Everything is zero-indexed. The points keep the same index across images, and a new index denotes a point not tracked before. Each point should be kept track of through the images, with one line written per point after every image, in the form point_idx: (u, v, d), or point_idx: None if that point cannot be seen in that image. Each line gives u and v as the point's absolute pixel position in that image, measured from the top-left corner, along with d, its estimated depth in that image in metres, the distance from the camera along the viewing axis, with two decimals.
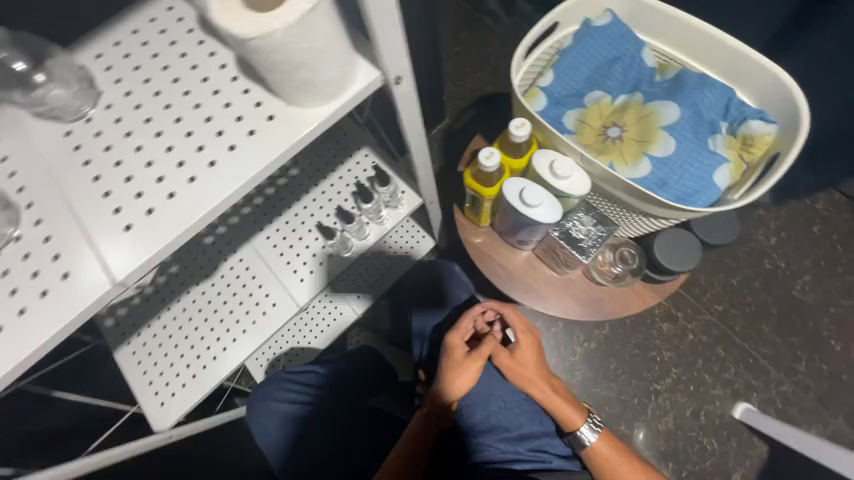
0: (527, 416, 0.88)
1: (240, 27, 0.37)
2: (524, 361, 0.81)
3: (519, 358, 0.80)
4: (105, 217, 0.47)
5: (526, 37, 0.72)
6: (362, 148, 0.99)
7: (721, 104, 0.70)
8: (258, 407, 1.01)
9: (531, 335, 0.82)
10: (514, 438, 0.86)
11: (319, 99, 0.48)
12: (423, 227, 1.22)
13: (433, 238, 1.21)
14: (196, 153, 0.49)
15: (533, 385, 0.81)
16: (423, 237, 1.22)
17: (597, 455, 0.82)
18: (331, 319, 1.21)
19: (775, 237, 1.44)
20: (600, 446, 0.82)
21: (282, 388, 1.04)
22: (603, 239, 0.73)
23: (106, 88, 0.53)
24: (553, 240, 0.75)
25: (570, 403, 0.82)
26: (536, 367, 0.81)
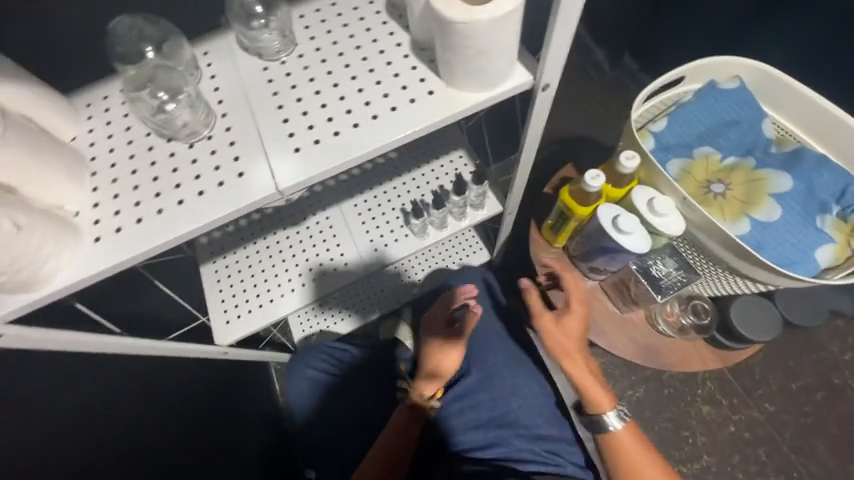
0: (548, 418, 0.88)
1: (452, 13, 0.46)
2: (567, 334, 0.79)
3: (565, 326, 0.79)
4: (281, 138, 0.58)
5: (653, 82, 0.77)
6: (458, 150, 1.07)
7: (837, 187, 0.70)
8: (294, 369, 1.03)
9: (578, 309, 0.80)
10: (531, 436, 0.86)
11: (479, 86, 0.56)
12: (480, 240, 1.29)
13: (488, 253, 1.27)
14: (362, 107, 0.59)
15: (571, 357, 0.79)
16: (479, 249, 1.28)
17: (617, 446, 0.76)
18: (380, 297, 1.28)
19: (851, 353, 1.34)
20: (623, 437, 0.76)
21: (320, 358, 1.03)
22: (682, 285, 0.74)
23: (302, 42, 0.64)
24: (630, 273, 0.77)
25: (601, 386, 0.79)
26: (578, 342, 0.79)
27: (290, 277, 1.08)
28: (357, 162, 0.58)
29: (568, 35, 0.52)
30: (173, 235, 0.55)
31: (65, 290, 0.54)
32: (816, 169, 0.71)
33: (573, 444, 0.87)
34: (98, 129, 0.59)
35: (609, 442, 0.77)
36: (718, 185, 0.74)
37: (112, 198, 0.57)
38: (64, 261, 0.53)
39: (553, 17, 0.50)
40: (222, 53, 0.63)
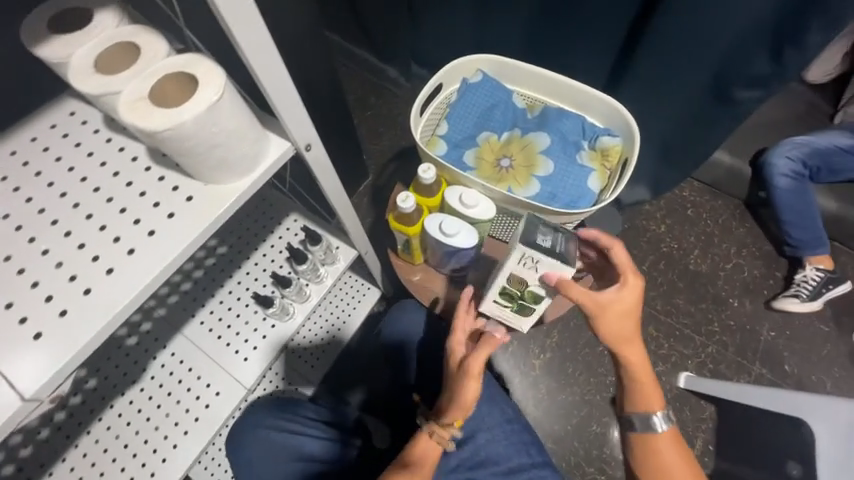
0: (517, 447, 0.88)
1: (149, 123, 0.42)
2: (619, 319, 0.70)
3: (624, 311, 0.70)
4: (9, 330, 0.44)
5: (417, 97, 0.85)
6: (290, 215, 1.01)
7: (578, 128, 0.88)
8: (247, 447, 0.89)
9: (638, 295, 0.71)
10: (503, 470, 0.86)
11: (236, 173, 0.52)
12: (366, 279, 1.23)
13: (378, 288, 1.22)
14: (112, 245, 0.49)
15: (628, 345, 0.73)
16: (368, 288, 1.22)
17: (654, 440, 0.77)
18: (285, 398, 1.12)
19: (663, 224, 1.72)
20: (664, 438, 0.77)
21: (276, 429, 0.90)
22: (570, 242, 0.69)
23: (3, 198, 0.51)
24: (519, 250, 0.66)
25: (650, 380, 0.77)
26: (636, 328, 0.72)
27: (156, 446, 0.86)
28: (131, 310, 0.47)
29: (298, 97, 0.53)
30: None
31: None
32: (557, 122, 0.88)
33: (543, 465, 0.88)
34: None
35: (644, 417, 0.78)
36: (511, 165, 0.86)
37: None
38: None
39: (270, 88, 0.50)
40: None
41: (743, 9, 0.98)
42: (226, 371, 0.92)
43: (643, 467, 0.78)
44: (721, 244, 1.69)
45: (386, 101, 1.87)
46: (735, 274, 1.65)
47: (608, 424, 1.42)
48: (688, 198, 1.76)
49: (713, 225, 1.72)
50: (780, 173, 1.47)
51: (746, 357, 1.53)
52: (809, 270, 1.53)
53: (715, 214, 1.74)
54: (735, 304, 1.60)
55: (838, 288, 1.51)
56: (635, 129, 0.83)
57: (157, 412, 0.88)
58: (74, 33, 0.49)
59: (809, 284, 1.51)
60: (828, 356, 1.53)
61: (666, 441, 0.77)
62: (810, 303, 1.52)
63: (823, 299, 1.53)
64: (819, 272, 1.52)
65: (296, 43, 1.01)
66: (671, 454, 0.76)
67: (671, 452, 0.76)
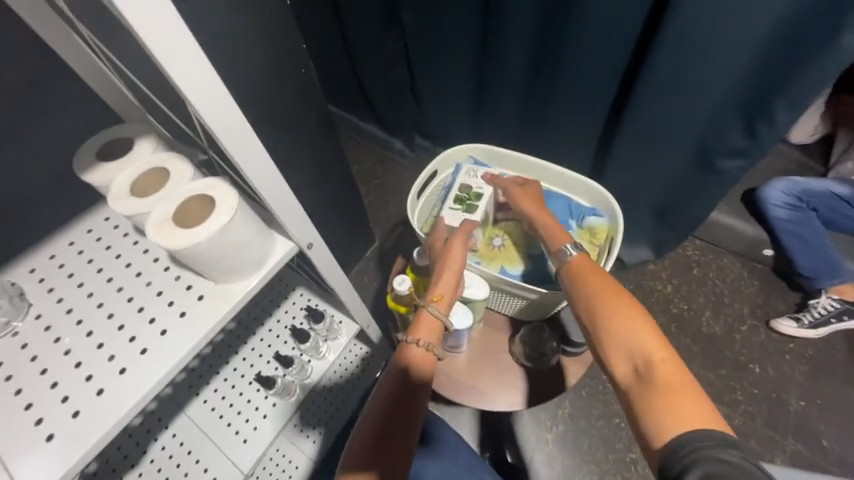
0: None
1: (170, 243, 0.49)
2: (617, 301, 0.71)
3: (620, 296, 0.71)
4: (25, 432, 0.48)
5: (413, 185, 0.94)
6: (296, 290, 1.06)
7: (565, 208, 0.95)
8: None
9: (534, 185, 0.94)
10: None
11: (243, 274, 0.58)
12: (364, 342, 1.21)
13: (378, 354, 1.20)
14: (127, 344, 0.54)
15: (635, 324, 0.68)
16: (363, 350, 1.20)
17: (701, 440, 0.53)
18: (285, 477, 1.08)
19: (670, 284, 1.70)
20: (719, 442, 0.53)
21: None
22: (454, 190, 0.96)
23: (38, 298, 0.58)
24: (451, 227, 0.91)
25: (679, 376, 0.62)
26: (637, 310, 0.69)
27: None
28: (138, 410, 0.51)
29: (300, 206, 0.61)
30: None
31: None
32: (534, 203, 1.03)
33: None
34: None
35: (571, 272, 0.76)
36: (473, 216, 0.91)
37: None
38: None
39: (275, 202, 0.57)
40: None
41: (711, 94, 1.08)
42: (224, 455, 0.91)
43: (598, 344, 0.69)
44: (733, 305, 1.65)
45: (393, 169, 2.01)
46: (752, 336, 1.58)
47: None
48: (691, 256, 1.76)
49: (722, 285, 1.69)
50: (775, 204, 1.53)
51: (777, 431, 1.42)
52: (824, 298, 1.51)
53: (723, 273, 1.72)
54: (757, 370, 1.52)
55: (848, 321, 1.50)
56: (618, 210, 0.88)
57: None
58: (117, 160, 0.59)
59: (820, 311, 1.49)
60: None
61: (597, 287, 0.72)
62: (813, 329, 1.50)
63: (829, 330, 1.50)
64: (836, 302, 1.49)
65: (307, 134, 1.13)
66: (618, 308, 0.68)
67: (617, 304, 0.68)
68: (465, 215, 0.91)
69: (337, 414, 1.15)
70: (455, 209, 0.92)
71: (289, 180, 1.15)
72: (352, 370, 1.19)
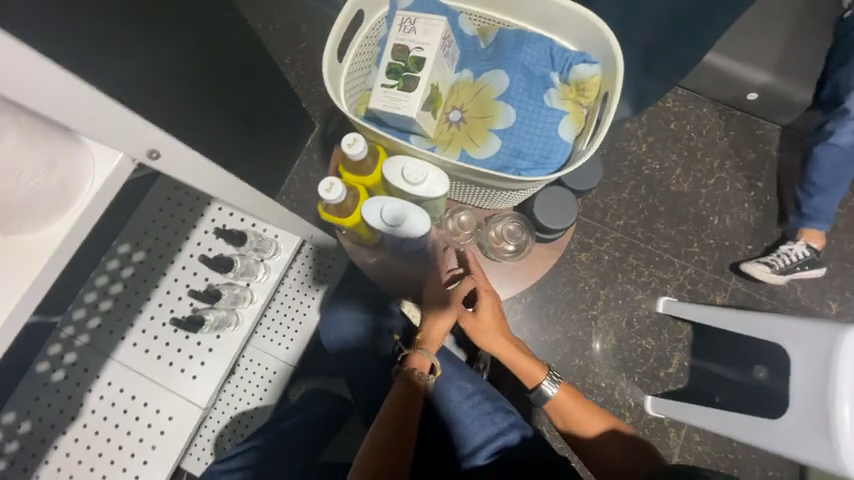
0: (481, 422, 0.78)
1: None
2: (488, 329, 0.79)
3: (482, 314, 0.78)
4: None
5: (328, 36, 0.63)
6: (212, 203, 0.87)
7: (545, 55, 0.68)
8: None
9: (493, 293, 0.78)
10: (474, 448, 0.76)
11: (41, 216, 0.37)
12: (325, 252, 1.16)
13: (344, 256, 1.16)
14: None
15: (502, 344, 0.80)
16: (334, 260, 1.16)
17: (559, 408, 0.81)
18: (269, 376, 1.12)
19: (646, 144, 1.56)
20: (564, 398, 0.81)
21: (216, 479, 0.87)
22: (387, 51, 0.63)
23: None
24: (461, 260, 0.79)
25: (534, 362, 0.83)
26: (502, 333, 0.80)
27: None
28: None
29: (109, 103, 0.37)
30: None
31: None
32: (506, 44, 0.68)
33: (509, 430, 0.78)
34: None
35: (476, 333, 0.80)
36: (414, 91, 0.61)
37: None
38: None
39: (50, 91, 0.34)
40: None
41: None
42: (173, 394, 0.80)
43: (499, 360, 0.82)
44: (704, 160, 1.54)
45: (316, 37, 1.43)
46: (718, 190, 1.53)
47: (587, 355, 1.46)
48: (671, 110, 1.57)
49: (697, 139, 1.55)
50: (752, 39, 1.34)
51: (725, 275, 1.49)
52: (798, 244, 1.36)
53: (703, 128, 1.55)
54: (717, 222, 1.51)
55: (810, 271, 1.39)
56: (617, 51, 0.62)
57: (99, 461, 0.78)
58: None
59: (791, 255, 1.36)
60: (825, 277, 1.45)
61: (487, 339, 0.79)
62: (777, 274, 1.38)
63: (790, 277, 1.40)
64: (808, 251, 1.35)
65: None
66: (523, 361, 0.82)
67: (517, 357, 0.82)
68: (404, 93, 0.61)
69: (302, 337, 1.13)
70: (390, 86, 0.62)
71: (189, 80, 0.78)
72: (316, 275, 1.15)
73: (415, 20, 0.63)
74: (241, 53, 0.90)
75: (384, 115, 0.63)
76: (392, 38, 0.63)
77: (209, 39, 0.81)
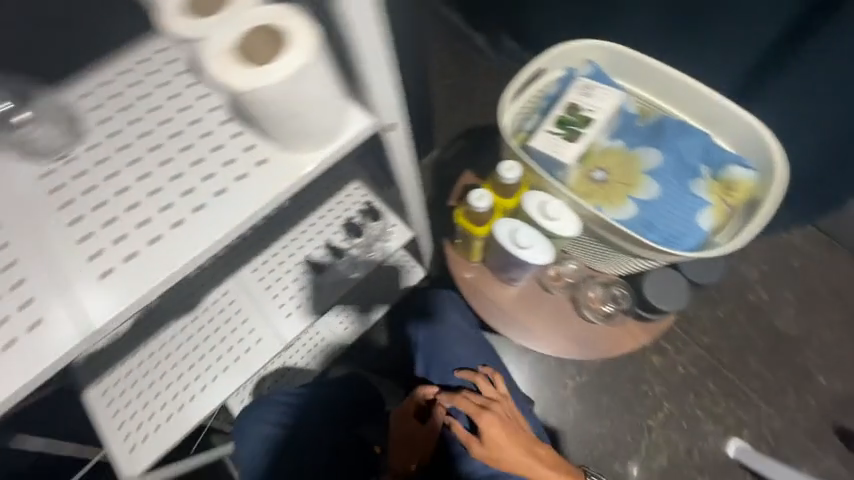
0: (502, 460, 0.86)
1: (231, 83, 0.38)
2: (505, 455, 0.81)
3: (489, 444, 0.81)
4: (79, 264, 0.45)
5: (512, 80, 0.75)
6: (352, 182, 0.98)
7: (701, 149, 0.73)
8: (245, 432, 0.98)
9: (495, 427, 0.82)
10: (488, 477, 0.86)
11: (310, 146, 0.48)
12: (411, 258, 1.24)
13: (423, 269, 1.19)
14: (181, 196, 0.48)
15: (525, 469, 0.80)
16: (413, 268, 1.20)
17: None
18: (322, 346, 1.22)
19: (759, 271, 1.45)
20: None
21: (273, 410, 1.01)
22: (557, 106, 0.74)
23: (90, 130, 0.51)
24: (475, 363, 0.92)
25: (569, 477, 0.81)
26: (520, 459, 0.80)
27: (189, 380, 0.90)
28: (196, 267, 0.48)
29: (389, 75, 0.48)
30: None
31: None
32: (665, 130, 0.75)
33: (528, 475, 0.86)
34: None
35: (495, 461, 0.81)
36: (577, 143, 0.70)
37: None
38: None
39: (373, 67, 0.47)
40: None
41: None
42: (267, 322, 0.93)
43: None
44: (823, 310, 1.40)
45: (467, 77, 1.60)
46: (831, 347, 1.37)
47: (629, 465, 1.33)
48: (797, 246, 1.46)
49: (819, 285, 1.42)
50: None
51: (818, 445, 1.29)
52: None
53: (830, 276, 1.42)
54: (822, 382, 1.34)
55: None
56: (780, 164, 0.66)
57: (193, 352, 0.90)
58: None
59: None
60: None
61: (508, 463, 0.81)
62: None
63: None
64: None
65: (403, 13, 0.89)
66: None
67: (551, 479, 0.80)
68: (566, 143, 0.70)
69: (360, 319, 1.22)
70: (554, 134, 0.71)
71: None
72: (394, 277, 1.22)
73: (590, 90, 0.73)
74: (420, 72, 1.06)
75: (541, 155, 0.72)
76: (566, 97, 0.74)
77: (405, 56, 0.97)
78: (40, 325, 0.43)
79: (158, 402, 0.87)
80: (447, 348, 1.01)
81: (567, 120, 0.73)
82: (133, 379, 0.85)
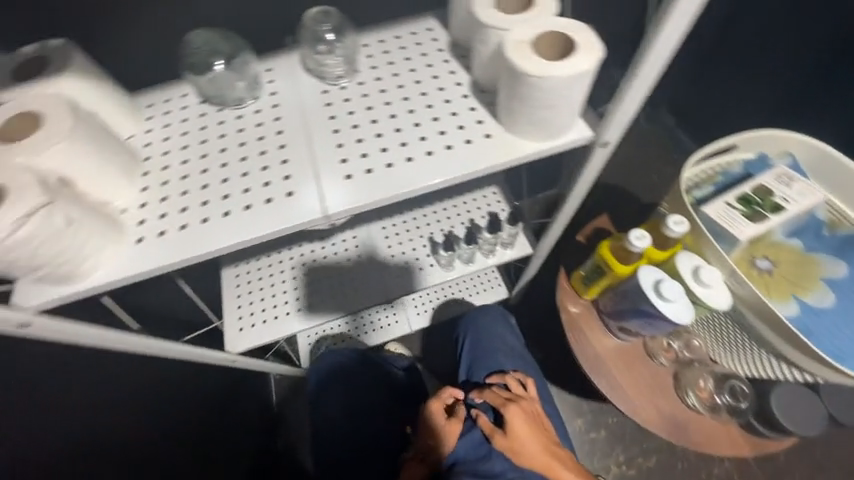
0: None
1: (525, 66, 0.47)
2: (528, 451, 0.78)
3: (513, 437, 0.78)
4: (333, 163, 0.58)
5: (707, 144, 0.75)
6: (490, 185, 1.06)
7: None
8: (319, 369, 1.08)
9: (520, 419, 0.80)
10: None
11: (535, 137, 0.56)
12: (501, 278, 1.30)
13: (506, 290, 1.29)
14: (418, 141, 0.59)
15: (549, 467, 0.77)
16: (498, 285, 1.29)
17: None
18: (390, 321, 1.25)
19: None
20: None
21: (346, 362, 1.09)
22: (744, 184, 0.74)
23: (362, 70, 0.65)
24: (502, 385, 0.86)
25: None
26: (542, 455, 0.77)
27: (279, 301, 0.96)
28: (407, 197, 0.57)
29: (625, 103, 0.54)
30: (199, 251, 0.54)
31: (98, 289, 0.53)
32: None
33: None
34: (162, 121, 0.63)
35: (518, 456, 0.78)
36: (758, 224, 0.69)
37: (159, 200, 0.57)
38: (103, 261, 0.53)
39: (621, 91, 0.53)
40: (283, 72, 0.65)
41: None
42: (381, 274, 1.01)
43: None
44: None
45: None
46: None
47: None
48: None
49: None
50: None
51: None
52: None
53: None
54: None
55: None
56: None
57: (313, 274, 0.99)
58: None
59: None
60: None
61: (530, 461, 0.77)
62: None
63: None
64: None
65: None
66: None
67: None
68: (745, 220, 0.70)
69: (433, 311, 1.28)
70: (733, 207, 0.72)
71: None
72: (480, 287, 1.29)
73: (784, 182, 0.73)
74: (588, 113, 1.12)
75: (713, 221, 0.71)
76: (753, 180, 0.74)
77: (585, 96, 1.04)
78: (294, 195, 0.56)
79: (270, 301, 0.96)
80: (490, 354, 1.03)
81: (751, 200, 0.73)
82: (260, 275, 0.97)
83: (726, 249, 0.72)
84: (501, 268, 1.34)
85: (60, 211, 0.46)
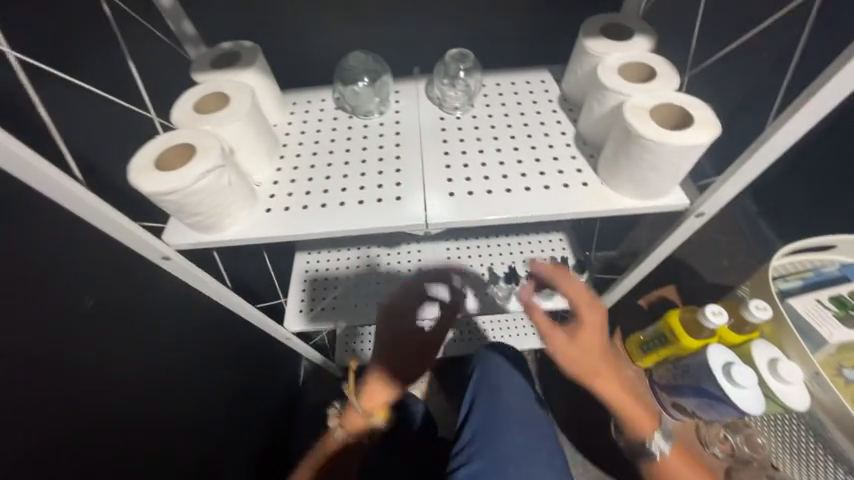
0: None
1: (642, 129, 0.51)
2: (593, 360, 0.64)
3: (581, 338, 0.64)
4: (440, 180, 0.65)
5: (806, 237, 0.72)
6: (558, 232, 1.08)
7: None
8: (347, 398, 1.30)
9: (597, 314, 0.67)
10: None
11: (633, 194, 0.59)
12: (545, 326, 1.29)
13: None
14: (519, 176, 0.65)
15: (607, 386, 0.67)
16: None
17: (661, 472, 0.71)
18: None
19: None
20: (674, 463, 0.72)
21: None
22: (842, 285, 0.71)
23: (477, 105, 0.73)
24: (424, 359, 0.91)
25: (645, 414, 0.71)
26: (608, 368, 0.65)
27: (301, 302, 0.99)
28: (499, 224, 0.62)
29: (731, 178, 0.56)
30: (312, 229, 0.62)
31: (227, 242, 0.63)
32: None
33: None
34: (301, 117, 0.75)
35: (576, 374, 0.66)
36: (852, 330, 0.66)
37: (287, 181, 0.67)
38: (236, 220, 0.62)
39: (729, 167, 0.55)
40: (408, 95, 0.75)
41: None
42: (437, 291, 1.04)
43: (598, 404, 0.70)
44: None
45: None
46: None
47: None
48: None
49: None
50: None
51: None
52: None
53: None
54: None
55: None
56: None
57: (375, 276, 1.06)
58: (616, 41, 0.64)
59: None
60: None
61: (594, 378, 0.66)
62: None
63: None
64: None
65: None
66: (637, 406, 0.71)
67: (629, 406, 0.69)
68: (836, 322, 0.68)
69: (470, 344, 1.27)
70: (824, 306, 0.70)
71: None
72: (523, 330, 1.28)
73: None
74: None
75: (795, 314, 0.71)
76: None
77: None
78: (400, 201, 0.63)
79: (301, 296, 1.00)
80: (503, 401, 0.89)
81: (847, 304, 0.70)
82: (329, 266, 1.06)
83: (810, 348, 0.70)
84: (548, 316, 1.33)
85: (226, 171, 0.56)
